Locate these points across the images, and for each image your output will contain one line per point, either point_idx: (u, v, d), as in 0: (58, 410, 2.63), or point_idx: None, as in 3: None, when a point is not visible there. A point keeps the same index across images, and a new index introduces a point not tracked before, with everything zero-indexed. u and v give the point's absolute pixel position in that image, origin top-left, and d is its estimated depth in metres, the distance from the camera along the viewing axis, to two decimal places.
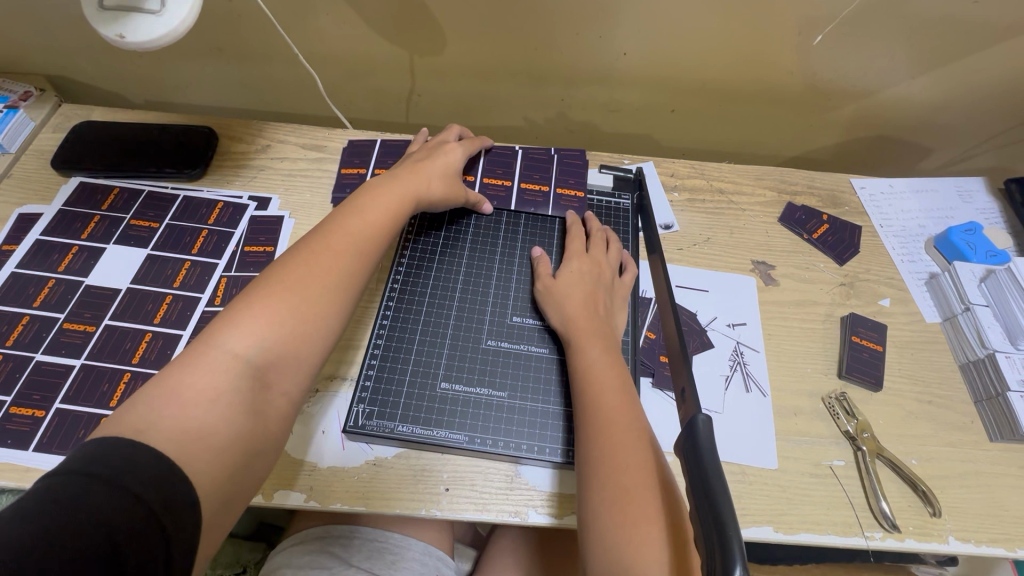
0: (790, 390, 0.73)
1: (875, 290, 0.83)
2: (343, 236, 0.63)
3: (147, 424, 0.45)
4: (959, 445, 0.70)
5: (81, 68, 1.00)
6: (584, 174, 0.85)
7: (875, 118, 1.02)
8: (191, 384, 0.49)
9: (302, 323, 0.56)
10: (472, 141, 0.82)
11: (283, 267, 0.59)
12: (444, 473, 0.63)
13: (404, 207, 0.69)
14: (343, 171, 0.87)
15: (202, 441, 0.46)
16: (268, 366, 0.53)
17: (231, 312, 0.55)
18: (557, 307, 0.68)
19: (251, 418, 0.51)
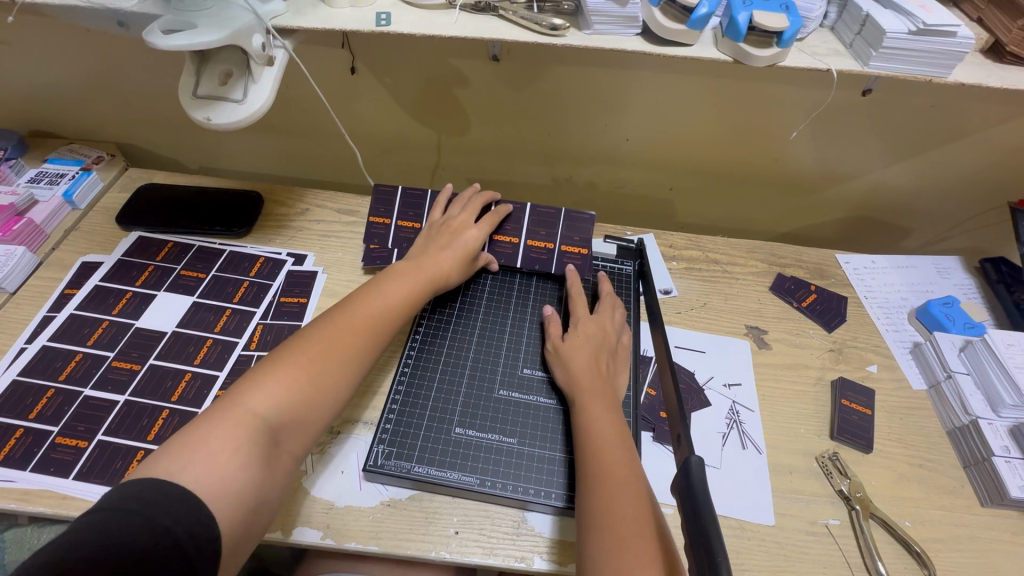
0: (784, 448, 0.77)
1: (863, 356, 0.88)
2: (366, 312, 0.69)
3: (170, 472, 0.49)
4: (951, 509, 0.73)
5: (148, 138, 1.13)
6: (589, 229, 0.89)
7: (856, 201, 1.13)
8: (213, 438, 0.52)
9: (316, 392, 0.60)
10: (492, 217, 0.87)
11: (307, 335, 0.64)
12: (455, 516, 0.66)
13: (421, 287, 0.76)
14: (370, 220, 0.91)
15: (219, 489, 0.50)
16: (283, 430, 0.57)
17: (256, 374, 0.59)
18: (565, 361, 0.74)
19: (262, 476, 0.53)
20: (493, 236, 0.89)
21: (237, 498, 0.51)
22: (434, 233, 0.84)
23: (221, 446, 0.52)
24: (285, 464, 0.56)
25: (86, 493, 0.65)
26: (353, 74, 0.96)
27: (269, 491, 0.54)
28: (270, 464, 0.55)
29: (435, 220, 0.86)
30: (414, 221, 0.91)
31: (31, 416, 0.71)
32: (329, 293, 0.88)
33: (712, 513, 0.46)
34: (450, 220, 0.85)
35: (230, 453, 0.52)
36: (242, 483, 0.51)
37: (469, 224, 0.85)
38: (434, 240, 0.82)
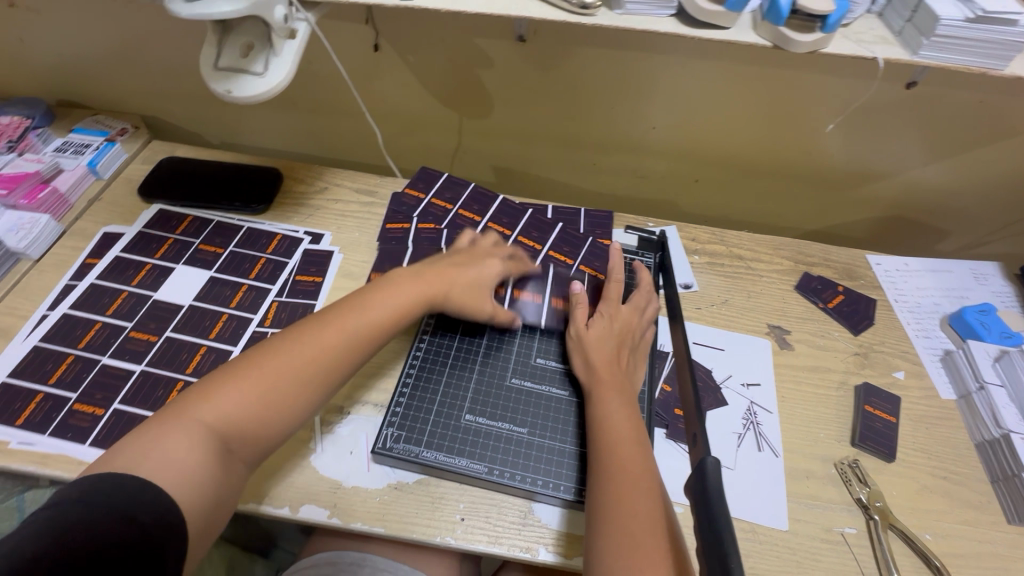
0: (802, 452, 0.74)
1: (889, 362, 0.85)
2: (345, 317, 0.66)
3: (127, 466, 0.49)
4: (975, 524, 0.70)
5: (172, 112, 1.14)
6: (610, 259, 0.87)
7: (891, 200, 1.08)
8: (169, 436, 0.52)
9: (281, 399, 0.59)
10: (517, 264, 0.82)
11: (274, 342, 0.63)
12: (461, 503, 0.66)
13: (418, 302, 0.71)
14: (406, 190, 0.93)
15: (174, 484, 0.50)
16: (240, 435, 0.56)
17: (215, 379, 0.59)
18: (585, 355, 0.72)
19: (218, 477, 0.53)
20: (514, 290, 0.82)
21: (194, 494, 0.51)
22: (450, 256, 0.79)
23: (177, 446, 0.52)
24: (241, 466, 0.56)
25: None
26: (376, 51, 0.95)
27: (226, 490, 0.54)
28: (227, 465, 0.55)
29: (459, 245, 0.82)
30: (441, 201, 0.91)
31: (50, 381, 0.72)
32: (344, 273, 0.87)
33: (727, 517, 0.44)
34: (474, 248, 0.81)
35: (185, 452, 0.52)
36: (198, 480, 0.51)
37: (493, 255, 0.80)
38: (452, 258, 0.78)
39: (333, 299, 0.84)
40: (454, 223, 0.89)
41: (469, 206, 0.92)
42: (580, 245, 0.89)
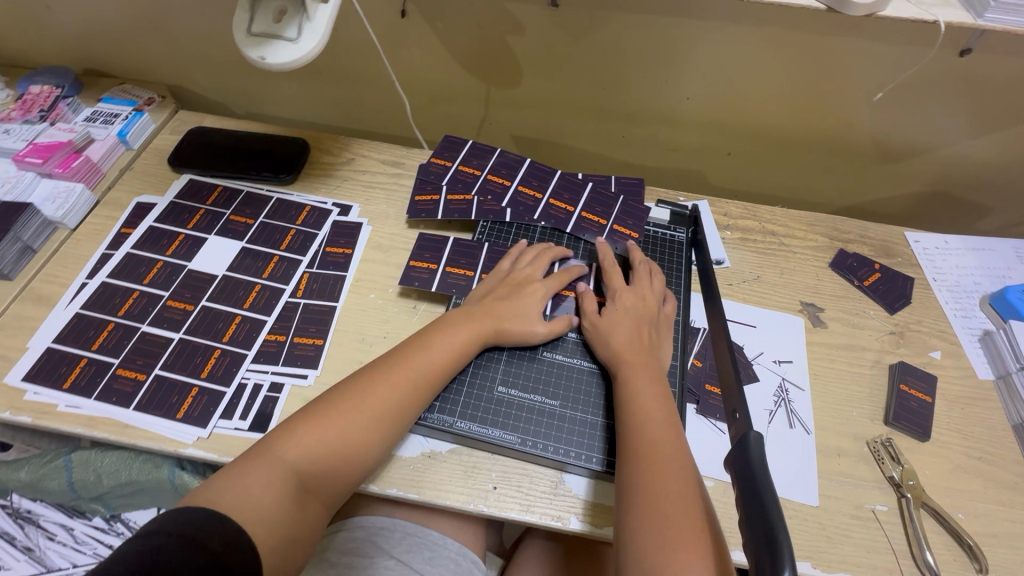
0: (833, 430, 0.74)
1: (926, 342, 0.83)
2: (409, 359, 0.67)
3: (217, 497, 0.53)
4: (1010, 505, 0.69)
5: (196, 81, 1.13)
6: (644, 218, 0.87)
7: (932, 175, 1.04)
8: (251, 475, 0.55)
9: (349, 445, 0.61)
10: (562, 274, 0.78)
11: (348, 385, 0.64)
12: (494, 472, 0.67)
13: (478, 341, 0.70)
14: (432, 160, 0.91)
15: (255, 517, 0.53)
16: (316, 476, 0.59)
17: (294, 420, 0.61)
18: (604, 341, 0.71)
19: (295, 514, 0.56)
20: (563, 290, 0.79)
21: (273, 528, 0.53)
22: (497, 286, 0.76)
23: (259, 481, 0.55)
24: (317, 507, 0.59)
25: (146, 423, 0.68)
26: (403, 18, 0.92)
27: (302, 529, 0.56)
28: (303, 503, 0.57)
29: (500, 271, 0.78)
30: (469, 168, 0.90)
31: (93, 347, 0.74)
32: (373, 245, 0.87)
33: (771, 490, 0.44)
34: (515, 272, 0.78)
35: (265, 486, 0.55)
36: (277, 514, 0.54)
37: (537, 279, 0.77)
38: (495, 290, 0.75)
39: (362, 270, 0.85)
40: (484, 189, 0.88)
41: (497, 169, 0.90)
42: (612, 205, 0.88)
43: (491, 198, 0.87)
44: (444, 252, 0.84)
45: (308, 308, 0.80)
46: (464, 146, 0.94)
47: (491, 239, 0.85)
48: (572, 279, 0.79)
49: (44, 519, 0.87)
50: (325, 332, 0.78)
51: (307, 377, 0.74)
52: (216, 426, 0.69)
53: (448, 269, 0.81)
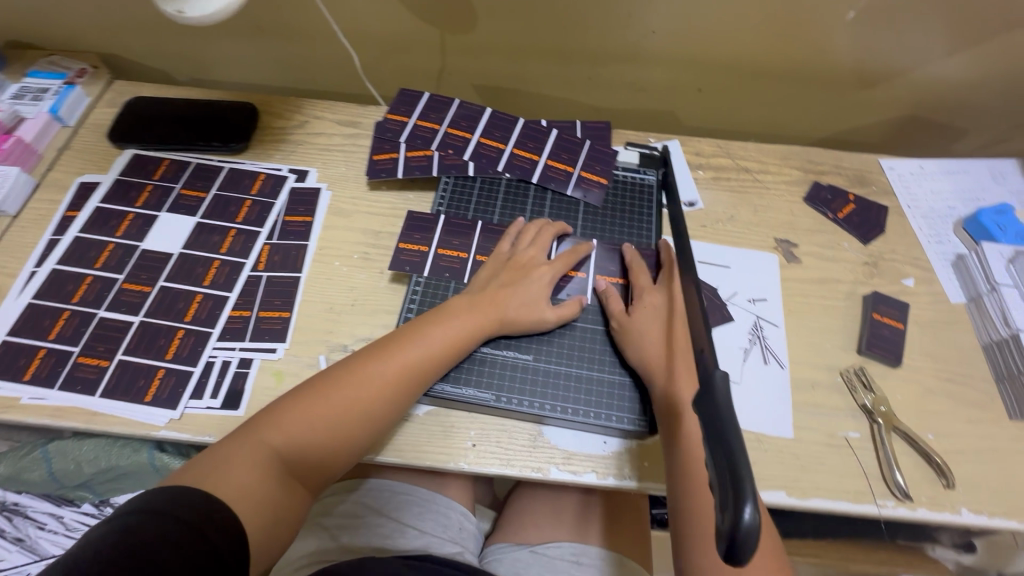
0: (807, 364, 0.74)
1: (899, 270, 0.83)
2: (406, 350, 0.65)
3: (202, 476, 0.54)
4: (977, 422, 0.71)
5: (131, 48, 1.05)
6: (612, 162, 0.84)
7: (907, 99, 1.01)
8: (237, 458, 0.56)
9: (337, 434, 0.61)
10: (569, 254, 0.75)
11: (343, 376, 0.64)
12: (473, 429, 0.67)
13: (478, 332, 0.68)
14: (388, 117, 0.87)
15: (240, 498, 0.54)
16: (302, 460, 0.59)
17: (286, 408, 0.61)
18: (640, 344, 0.68)
19: (282, 498, 0.57)
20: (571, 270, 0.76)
21: (258, 508, 0.54)
22: (499, 269, 0.73)
23: (245, 464, 0.56)
24: (303, 492, 0.60)
25: (115, 410, 0.67)
26: None
27: (287, 513, 0.57)
28: (289, 487, 0.58)
29: (501, 254, 0.75)
30: (427, 122, 0.86)
31: (50, 336, 0.72)
32: (334, 211, 0.84)
33: (734, 423, 0.43)
34: (519, 254, 0.74)
35: (252, 468, 0.56)
36: (262, 496, 0.55)
37: (540, 261, 0.74)
38: (499, 275, 0.72)
39: (324, 238, 0.82)
40: (444, 143, 0.84)
41: (457, 122, 0.86)
42: (578, 151, 0.85)
43: (453, 152, 0.83)
44: (436, 233, 0.78)
45: (271, 281, 0.77)
46: (420, 98, 0.89)
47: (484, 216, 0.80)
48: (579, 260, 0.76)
49: (31, 510, 0.86)
50: (291, 304, 0.76)
51: (276, 351, 0.72)
52: (187, 406, 0.68)
53: (439, 252, 0.77)
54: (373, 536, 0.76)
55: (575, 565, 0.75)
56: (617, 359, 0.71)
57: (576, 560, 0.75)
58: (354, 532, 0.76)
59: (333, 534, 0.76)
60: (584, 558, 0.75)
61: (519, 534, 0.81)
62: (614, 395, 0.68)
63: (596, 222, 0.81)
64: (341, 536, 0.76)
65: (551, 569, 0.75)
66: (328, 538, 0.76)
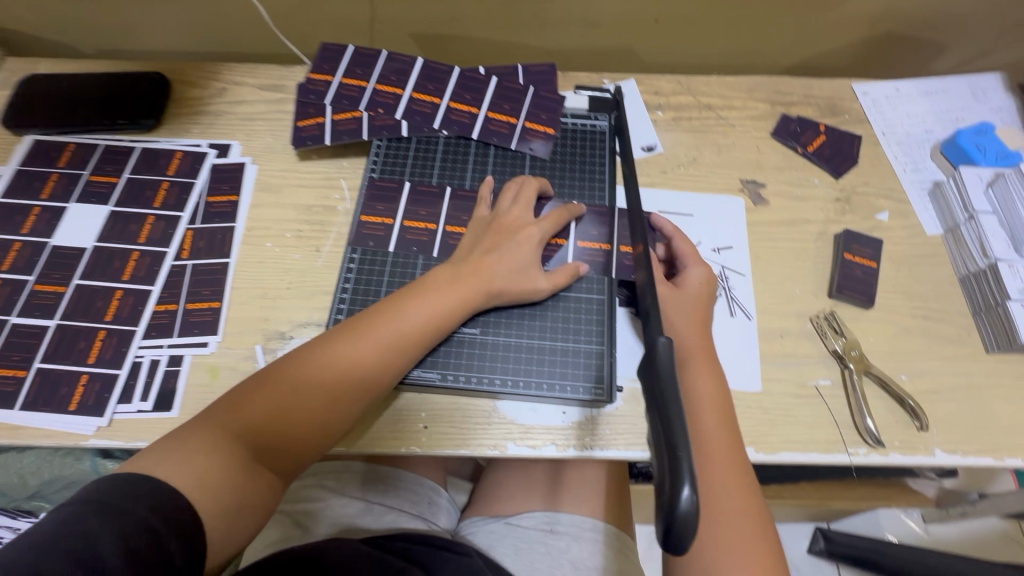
0: (776, 312, 0.70)
1: (873, 204, 0.78)
2: (380, 327, 0.59)
3: (158, 468, 0.50)
4: (953, 359, 0.68)
5: (23, 20, 0.94)
6: (559, 109, 0.77)
7: (882, 15, 0.93)
8: (197, 448, 0.52)
9: (306, 421, 0.57)
10: (557, 214, 0.68)
11: (311, 358, 0.58)
12: (423, 412, 0.63)
13: (462, 304, 0.62)
14: (310, 77, 0.78)
15: (202, 492, 0.50)
16: (269, 449, 0.55)
17: (249, 394, 0.56)
18: (681, 314, 0.62)
19: (251, 488, 0.53)
20: (560, 238, 0.70)
21: (222, 501, 0.50)
22: (481, 232, 0.66)
23: (206, 455, 0.52)
24: (274, 482, 0.56)
25: (37, 422, 0.62)
26: None
27: (257, 504, 0.53)
28: (257, 477, 0.54)
29: (483, 216, 0.68)
30: (354, 80, 0.78)
31: None
32: (261, 187, 0.77)
33: (675, 394, 0.39)
34: (502, 215, 0.67)
35: (213, 461, 0.51)
36: (225, 489, 0.51)
37: (526, 221, 0.67)
38: (483, 237, 0.65)
39: (253, 217, 0.75)
40: (374, 101, 0.76)
41: (387, 76, 0.78)
42: (522, 99, 0.77)
43: (383, 112, 0.75)
44: (400, 202, 0.71)
45: (197, 269, 0.71)
46: (345, 53, 0.80)
47: (450, 181, 0.73)
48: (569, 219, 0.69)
49: None
50: (221, 293, 0.70)
51: (208, 345, 0.67)
52: (116, 411, 0.63)
53: (404, 224, 0.70)
54: (339, 520, 0.74)
55: (549, 534, 0.70)
56: (570, 326, 0.66)
57: (551, 528, 0.71)
58: (319, 517, 0.75)
59: (297, 521, 0.75)
60: (558, 526, 0.71)
61: (492, 507, 0.77)
62: (568, 364, 0.64)
63: (543, 177, 0.74)
64: (306, 523, 0.75)
65: (525, 539, 0.70)
66: (291, 526, 0.74)
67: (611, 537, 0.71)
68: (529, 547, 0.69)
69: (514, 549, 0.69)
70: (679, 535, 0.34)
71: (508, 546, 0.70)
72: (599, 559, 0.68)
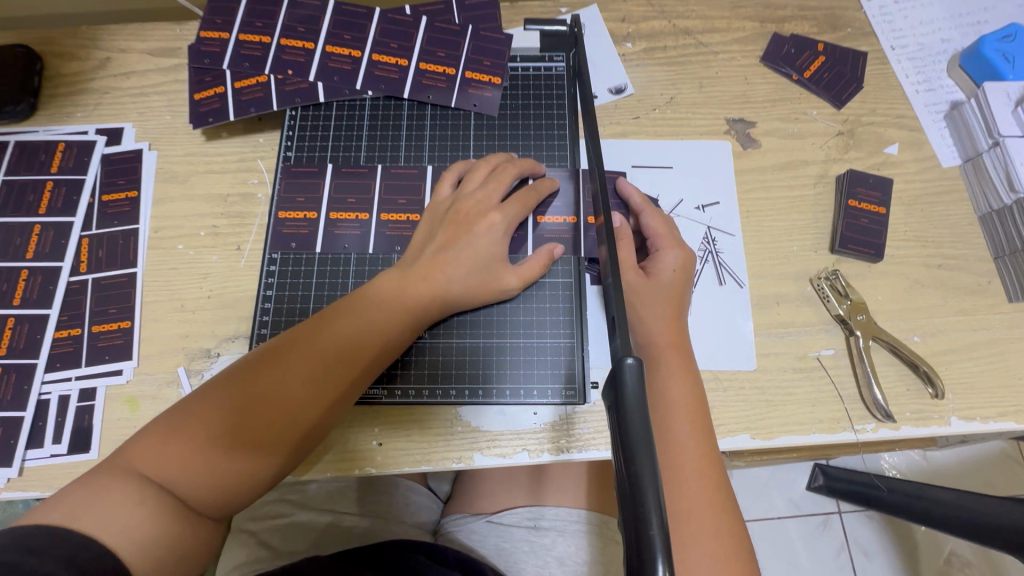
0: (772, 276, 0.61)
1: (880, 136, 0.67)
2: (328, 338, 0.49)
3: (66, 519, 0.39)
4: (972, 312, 0.60)
5: None
6: (506, 53, 0.64)
7: None
8: (109, 493, 0.41)
9: (237, 458, 0.45)
10: (527, 194, 0.57)
11: (245, 381, 0.47)
12: (375, 427, 0.55)
13: (424, 303, 0.51)
14: (201, 36, 0.65)
15: (123, 543, 0.39)
16: (192, 495, 0.43)
17: (165, 430, 0.45)
18: (653, 308, 0.54)
19: (180, 536, 0.42)
20: (534, 215, 0.60)
21: (148, 553, 0.40)
22: (441, 218, 0.55)
23: (126, 498, 0.41)
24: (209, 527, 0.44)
25: None
26: None
27: (185, 556, 0.42)
28: (188, 521, 0.43)
29: (441, 201, 0.57)
30: (255, 35, 0.64)
31: None
32: (165, 178, 0.65)
33: (646, 437, 0.31)
34: (465, 196, 0.55)
35: (136, 504, 0.41)
36: (153, 538, 0.40)
37: (494, 202, 0.55)
38: (445, 223, 0.54)
39: (159, 215, 0.64)
40: (281, 61, 0.63)
41: (294, 28, 0.64)
42: (459, 43, 0.64)
43: (293, 73, 0.63)
44: (324, 190, 0.61)
45: (100, 284, 0.61)
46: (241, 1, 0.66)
47: (381, 159, 0.62)
48: (541, 199, 0.58)
49: None
50: (131, 310, 0.60)
51: (122, 372, 0.58)
52: (27, 458, 0.55)
53: (332, 218, 0.60)
54: (309, 534, 0.67)
55: (533, 530, 0.63)
56: (532, 320, 0.57)
57: (535, 524, 0.63)
58: (286, 534, 0.67)
59: (263, 540, 0.67)
60: (543, 521, 0.64)
61: (473, 505, 0.69)
62: (532, 364, 0.56)
63: (491, 138, 0.63)
64: (273, 541, 0.67)
65: (508, 537, 0.63)
66: (258, 546, 0.67)
67: (600, 525, 0.63)
68: (512, 547, 0.62)
69: (496, 550, 0.62)
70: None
71: (491, 548, 0.62)
72: (589, 553, 0.61)
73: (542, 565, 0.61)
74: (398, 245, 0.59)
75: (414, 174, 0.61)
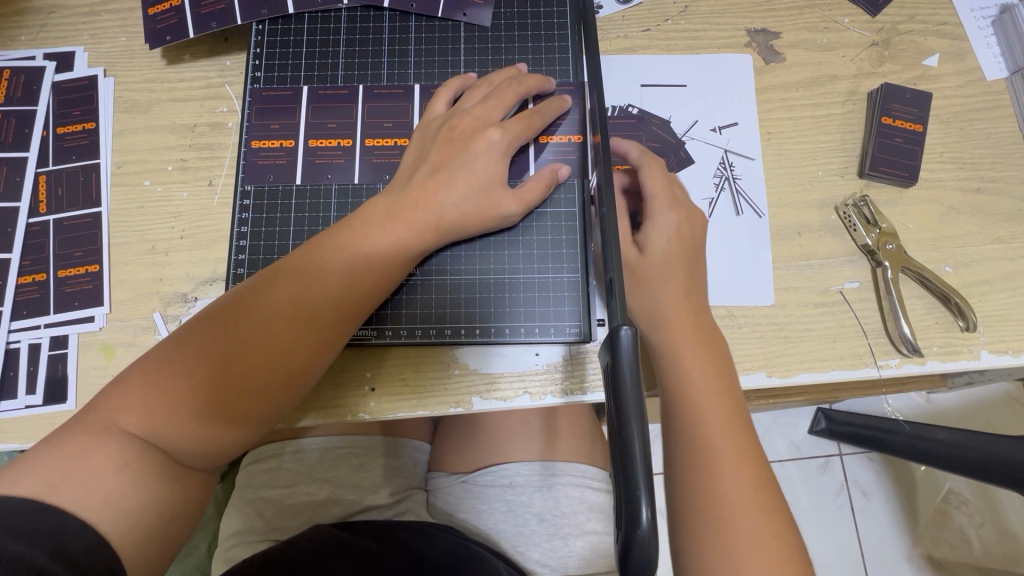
0: (793, 205, 0.56)
1: (919, 46, 0.60)
2: (312, 275, 0.44)
3: (40, 487, 0.36)
4: (1011, 240, 0.55)
5: None
6: None
7: None
8: (83, 455, 0.37)
9: (218, 408, 0.41)
10: (529, 113, 0.51)
11: (222, 323, 0.42)
12: (368, 373, 0.52)
13: (417, 236, 0.47)
14: None
15: (105, 510, 0.36)
16: (172, 450, 0.40)
17: (136, 381, 0.40)
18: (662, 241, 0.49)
19: (168, 497, 0.39)
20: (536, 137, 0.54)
21: (135, 520, 0.37)
22: (432, 140, 0.49)
23: (103, 464, 0.37)
24: (197, 483, 0.42)
25: None
26: None
27: (177, 515, 0.40)
28: (172, 482, 0.40)
29: (432, 121, 0.51)
30: None
31: None
32: (124, 106, 0.59)
33: (639, 406, 0.32)
34: (459, 116, 0.50)
35: (117, 468, 0.37)
36: (140, 503, 0.38)
37: (493, 122, 0.50)
38: (438, 146, 0.49)
39: (120, 148, 0.58)
40: None
41: None
42: None
43: None
44: (301, 114, 0.55)
45: (63, 226, 0.56)
46: None
47: (362, 77, 0.56)
48: (545, 123, 0.52)
49: None
50: (99, 253, 0.56)
51: (94, 319, 0.54)
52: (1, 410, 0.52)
53: (310, 144, 0.54)
54: (305, 505, 0.63)
55: (508, 489, 0.63)
56: (534, 254, 0.53)
57: (511, 483, 0.63)
58: (283, 505, 0.63)
59: (259, 510, 0.63)
60: (517, 479, 0.63)
61: (452, 461, 0.68)
62: (535, 301, 0.52)
63: (483, 52, 0.56)
64: (266, 512, 0.63)
65: (483, 499, 0.63)
66: (252, 515, 0.63)
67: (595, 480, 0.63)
68: (490, 508, 0.63)
69: (472, 512, 0.63)
70: (639, 566, 0.30)
71: (469, 511, 0.64)
72: (567, 504, 0.62)
73: (522, 524, 0.62)
74: (384, 173, 0.53)
75: (399, 94, 0.55)
